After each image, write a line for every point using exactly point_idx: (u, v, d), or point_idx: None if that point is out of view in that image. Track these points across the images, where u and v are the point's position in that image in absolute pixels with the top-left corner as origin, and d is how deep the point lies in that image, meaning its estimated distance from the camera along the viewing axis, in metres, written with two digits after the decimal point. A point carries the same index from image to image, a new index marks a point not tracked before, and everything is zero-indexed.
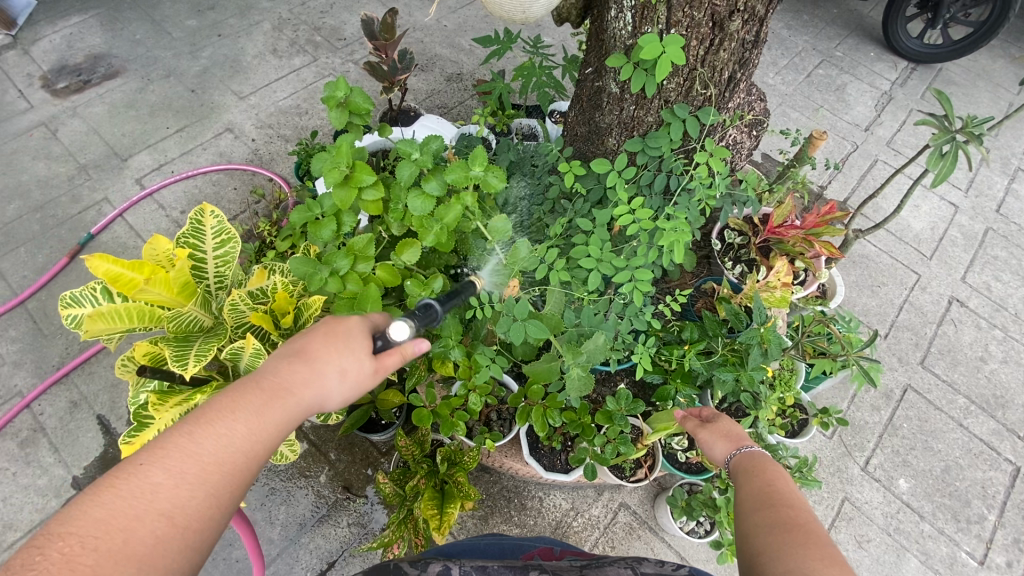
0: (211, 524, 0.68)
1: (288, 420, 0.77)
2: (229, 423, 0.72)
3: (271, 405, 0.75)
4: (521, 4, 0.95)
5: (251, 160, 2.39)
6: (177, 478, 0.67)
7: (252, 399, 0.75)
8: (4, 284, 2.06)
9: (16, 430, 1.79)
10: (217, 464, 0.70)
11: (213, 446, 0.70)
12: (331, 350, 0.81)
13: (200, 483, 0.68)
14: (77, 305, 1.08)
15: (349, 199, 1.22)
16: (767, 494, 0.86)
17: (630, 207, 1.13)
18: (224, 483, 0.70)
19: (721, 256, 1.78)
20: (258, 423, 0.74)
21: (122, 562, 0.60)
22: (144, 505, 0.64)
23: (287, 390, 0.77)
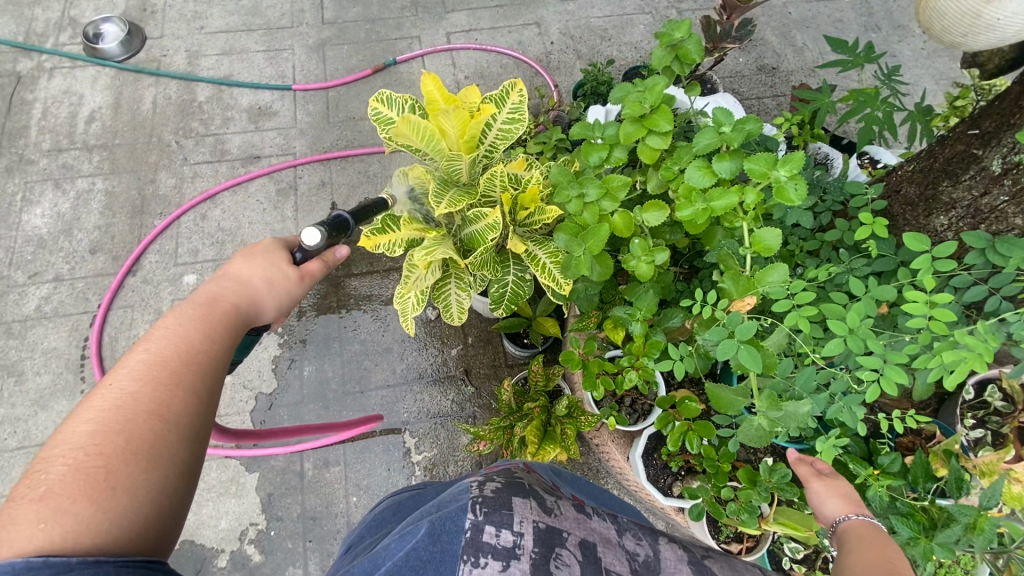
0: (197, 414, 0.78)
1: (231, 321, 0.92)
2: (173, 332, 0.84)
3: (212, 314, 0.90)
4: (968, 27, 0.79)
5: (540, 60, 2.49)
6: (144, 383, 0.76)
7: (186, 313, 0.88)
8: (322, 68, 2.48)
9: (279, 179, 2.21)
10: (178, 366, 0.80)
11: (169, 352, 0.81)
12: (253, 265, 1.03)
13: (172, 383, 0.78)
14: (387, 106, 1.24)
15: (634, 136, 1.19)
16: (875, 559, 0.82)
17: (928, 300, 0.94)
18: (195, 376, 0.81)
19: (964, 407, 1.46)
20: (203, 326, 0.87)
21: (129, 455, 0.69)
22: (129, 408, 0.73)
23: (218, 303, 0.93)
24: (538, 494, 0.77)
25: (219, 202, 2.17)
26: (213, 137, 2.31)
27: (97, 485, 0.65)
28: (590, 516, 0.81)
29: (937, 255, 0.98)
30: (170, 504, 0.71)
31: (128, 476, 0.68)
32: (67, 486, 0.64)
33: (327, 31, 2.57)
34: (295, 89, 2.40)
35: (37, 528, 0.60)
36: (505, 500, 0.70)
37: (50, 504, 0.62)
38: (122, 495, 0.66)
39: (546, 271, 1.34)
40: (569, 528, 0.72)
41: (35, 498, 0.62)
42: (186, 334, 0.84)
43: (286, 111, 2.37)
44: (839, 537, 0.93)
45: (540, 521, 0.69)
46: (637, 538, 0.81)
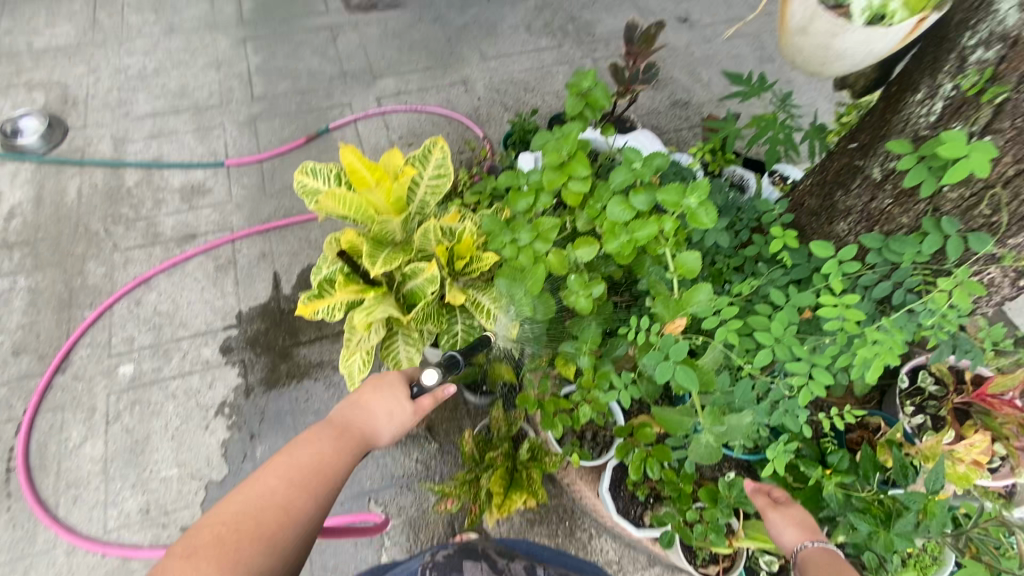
0: (310, 521, 0.89)
1: (357, 446, 1.01)
2: (317, 447, 0.96)
3: (345, 434, 1.01)
4: (822, 59, 0.89)
5: (470, 115, 2.60)
6: (286, 481, 0.90)
7: (325, 430, 1.01)
8: (254, 142, 2.49)
9: (218, 256, 2.17)
10: (310, 476, 0.92)
11: (308, 462, 0.94)
12: (380, 395, 1.07)
13: (303, 488, 0.90)
14: (313, 177, 1.27)
15: (555, 180, 1.25)
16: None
17: (839, 302, 1.01)
18: (318, 488, 0.92)
19: (903, 396, 1.54)
20: (337, 447, 0.98)
21: (254, 538, 0.82)
22: (266, 501, 0.87)
23: (352, 426, 1.03)
24: None
25: (154, 286, 2.10)
26: (145, 221, 2.26)
27: (228, 552, 0.79)
28: None
29: (841, 258, 1.06)
30: None
31: (247, 554, 0.80)
32: (206, 550, 0.79)
33: (257, 106, 2.61)
34: (228, 164, 2.40)
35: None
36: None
37: (196, 559, 0.77)
38: (240, 565, 0.78)
39: (492, 317, 1.36)
40: None
41: (185, 553, 0.78)
42: (322, 447, 0.97)
43: (220, 186, 2.36)
44: (799, 567, 0.94)
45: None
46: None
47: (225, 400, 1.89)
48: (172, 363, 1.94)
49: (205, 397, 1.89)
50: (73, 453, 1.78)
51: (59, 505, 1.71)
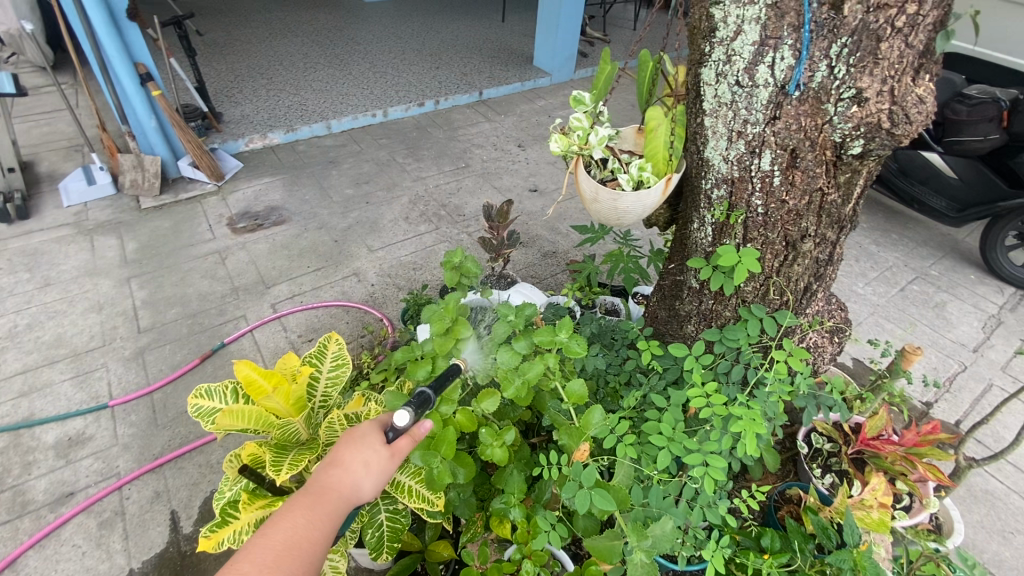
0: None
1: (336, 507, 0.98)
2: (294, 518, 0.93)
3: (321, 498, 0.97)
4: (615, 215, 1.14)
5: (367, 301, 2.77)
6: (262, 563, 0.87)
7: (302, 496, 0.97)
8: (143, 374, 2.41)
9: (102, 510, 1.93)
10: (288, 549, 0.90)
11: (285, 535, 0.91)
12: (354, 448, 1.04)
13: (280, 565, 0.88)
14: (207, 398, 1.27)
15: (445, 344, 1.38)
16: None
17: (705, 392, 1.17)
18: (297, 562, 0.89)
19: (808, 461, 1.69)
20: (314, 513, 0.95)
21: None
22: None
23: (327, 488, 0.99)
24: None
25: (19, 568, 1.78)
26: (8, 491, 1.98)
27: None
28: None
29: (696, 354, 1.25)
30: None
31: None
32: None
33: (145, 338, 2.57)
34: (112, 404, 2.27)
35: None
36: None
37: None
38: None
39: (415, 493, 1.33)
40: None
41: None
42: (299, 515, 0.94)
43: (104, 430, 2.18)
44: None
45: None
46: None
47: None
48: None
49: None
50: None
51: None
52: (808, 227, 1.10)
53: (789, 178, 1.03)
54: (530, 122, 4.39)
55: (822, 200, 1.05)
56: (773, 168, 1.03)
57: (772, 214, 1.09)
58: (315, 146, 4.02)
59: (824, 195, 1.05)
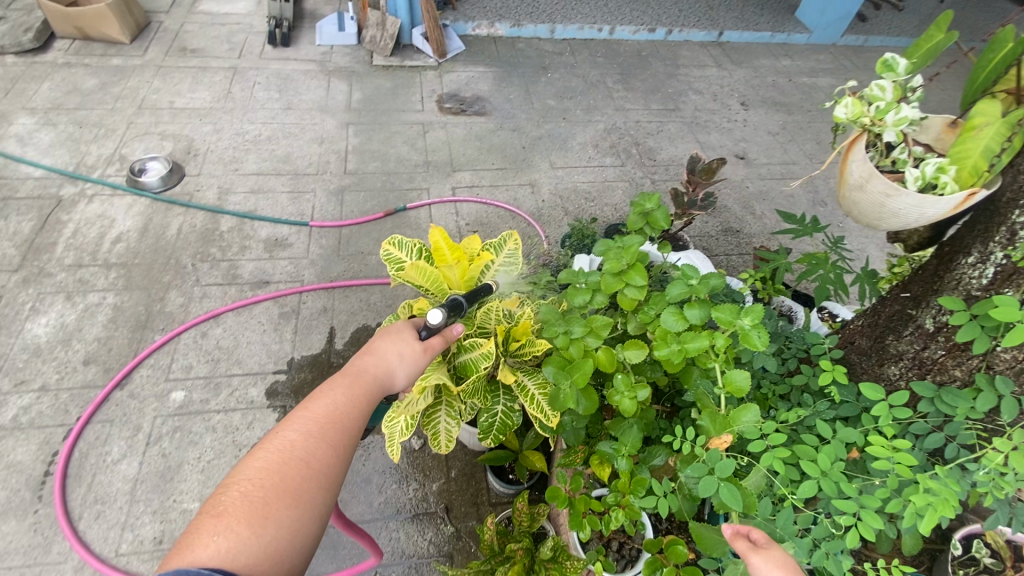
0: (335, 466, 0.91)
1: (373, 390, 1.04)
2: (331, 397, 0.99)
3: (357, 382, 1.03)
4: (877, 217, 1.01)
5: (533, 213, 2.82)
6: (305, 436, 0.92)
7: (340, 382, 1.02)
8: (338, 209, 2.77)
9: (284, 304, 2.34)
10: (326, 425, 0.94)
11: (324, 415, 0.96)
12: (388, 339, 1.11)
13: (320, 439, 0.92)
14: (397, 248, 1.40)
15: (614, 283, 1.36)
16: (756, 557, 0.87)
17: (889, 444, 1.01)
18: (335, 436, 0.94)
19: (955, 564, 1.42)
20: (351, 393, 1.01)
21: (280, 492, 0.84)
22: (286, 456, 0.88)
23: (363, 372, 1.04)
24: None
25: (222, 321, 2.26)
26: (228, 262, 2.49)
27: (256, 513, 0.80)
28: None
29: (891, 402, 1.07)
30: (303, 539, 0.83)
31: (278, 510, 0.82)
32: (235, 507, 0.80)
33: (347, 179, 2.93)
34: (311, 225, 2.66)
35: (214, 540, 0.75)
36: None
37: (224, 521, 0.78)
38: (270, 525, 0.80)
39: (536, 403, 1.39)
40: None
41: (214, 514, 0.79)
42: (337, 397, 0.99)
43: (300, 243, 2.59)
44: None
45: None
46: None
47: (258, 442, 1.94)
48: (220, 396, 2.04)
49: (242, 436, 1.95)
50: (108, 468, 1.84)
51: (81, 518, 1.74)
52: None
53: None
54: (763, 80, 3.86)
55: None
56: None
57: None
58: (534, 47, 4.00)
59: None
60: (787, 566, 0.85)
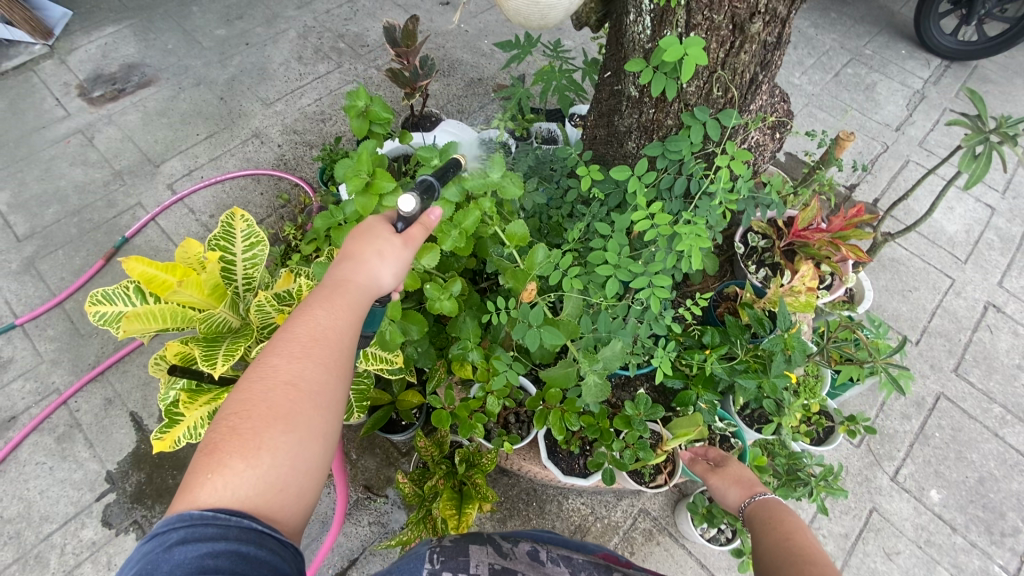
0: (329, 386, 0.75)
1: (360, 299, 0.82)
2: (310, 311, 0.78)
3: (341, 290, 0.81)
4: (541, 12, 0.93)
5: (277, 165, 2.46)
6: (287, 356, 0.74)
7: (317, 292, 0.82)
8: (44, 286, 2.14)
9: (54, 426, 1.85)
10: (308, 341, 0.76)
11: (303, 329, 0.77)
12: (361, 240, 0.87)
13: (305, 356, 0.74)
14: (109, 302, 1.11)
15: (369, 205, 1.22)
16: (712, 478, 1.29)
17: (649, 212, 1.11)
18: (325, 353, 0.76)
19: (744, 259, 1.77)
20: (333, 303, 0.80)
21: (270, 421, 0.68)
22: (270, 380, 0.71)
23: (340, 278, 0.82)
24: (496, 541, 0.92)
25: None
26: None
27: (247, 443, 0.66)
28: (545, 561, 0.90)
29: (638, 174, 1.16)
30: (306, 469, 0.69)
31: (271, 439, 0.67)
32: (227, 443, 0.66)
33: (29, 246, 2.24)
34: (21, 323, 2.04)
35: (210, 479, 0.63)
36: (463, 548, 0.86)
37: (217, 457, 0.65)
38: (266, 456, 0.66)
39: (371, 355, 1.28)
40: (522, 569, 0.86)
41: (206, 452, 0.66)
42: (316, 309, 0.78)
43: (23, 351, 2.00)
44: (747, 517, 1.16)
45: (495, 562, 0.85)
46: (590, 573, 0.90)
47: None
48: (51, 565, 1.64)
49: None
50: None
51: None
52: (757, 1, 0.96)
53: None
54: None
55: None
56: None
57: None
58: None
59: None
60: (738, 478, 1.26)
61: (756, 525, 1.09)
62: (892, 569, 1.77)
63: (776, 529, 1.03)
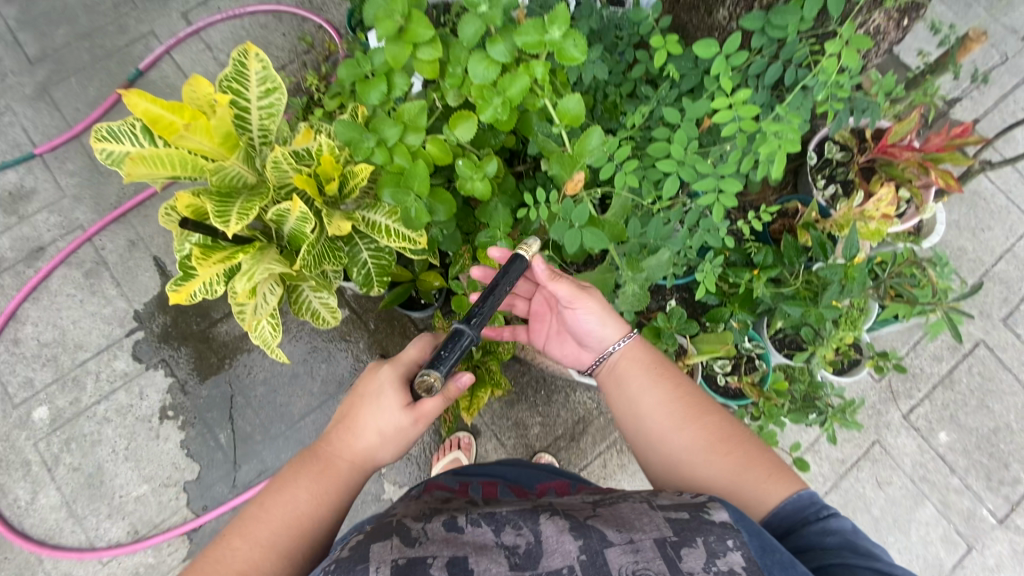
0: None
1: (350, 478, 0.83)
2: (293, 490, 0.78)
3: (333, 469, 0.83)
4: None
5: (301, 3, 2.17)
6: (250, 539, 0.73)
7: (305, 467, 0.82)
8: (59, 115, 2.04)
9: (81, 261, 1.87)
10: (278, 524, 0.75)
11: (276, 510, 0.76)
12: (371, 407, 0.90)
13: (269, 542, 0.73)
14: (115, 140, 1.01)
15: (402, 56, 1.05)
16: (577, 306, 0.97)
17: (732, 101, 0.93)
18: (293, 542, 0.74)
19: (813, 172, 1.58)
20: (320, 483, 0.80)
21: None
22: (228, 565, 0.70)
23: (339, 452, 0.85)
24: (403, 526, 0.70)
25: (26, 317, 1.82)
26: None
27: None
28: (465, 526, 0.70)
29: (727, 53, 0.96)
30: None
31: None
32: None
33: (40, 69, 2.09)
34: (40, 153, 1.97)
35: None
36: (361, 551, 0.64)
37: None
38: None
39: (393, 233, 1.16)
40: (435, 551, 0.65)
41: None
42: (302, 485, 0.79)
43: (45, 183, 1.95)
44: (614, 366, 0.95)
45: (400, 556, 0.63)
46: (516, 525, 0.69)
47: (163, 404, 1.76)
48: (88, 389, 1.76)
49: (141, 409, 1.75)
50: (29, 510, 1.67)
51: (43, 559, 1.64)
52: None
53: None
54: None
55: None
56: None
57: None
58: None
59: None
60: (608, 312, 0.97)
61: (622, 373, 0.93)
62: (879, 497, 1.82)
63: (652, 377, 0.90)
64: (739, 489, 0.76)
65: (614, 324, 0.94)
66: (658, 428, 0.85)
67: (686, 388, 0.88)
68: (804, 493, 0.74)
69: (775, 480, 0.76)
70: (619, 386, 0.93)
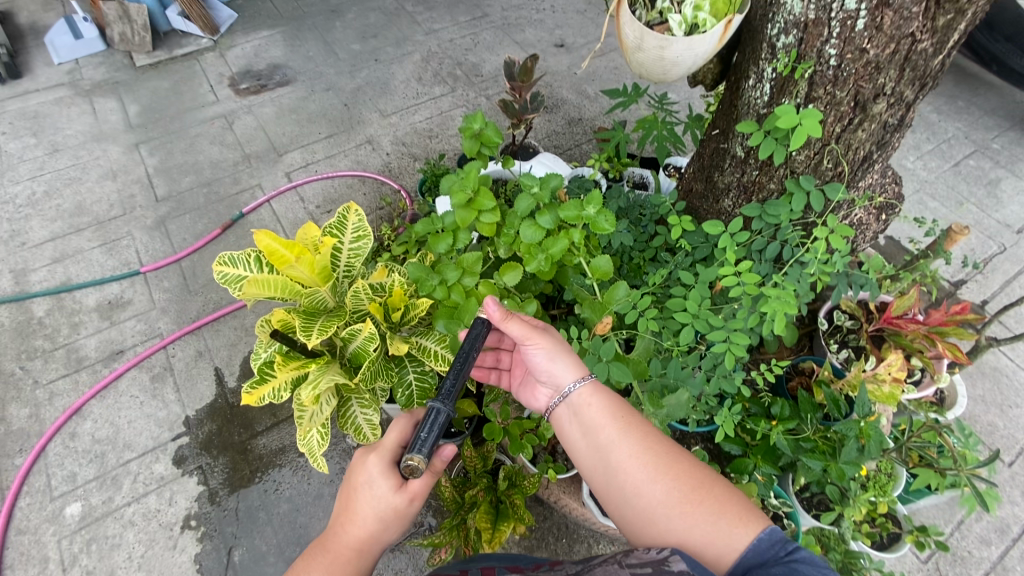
0: None
1: (359, 563, 0.88)
2: None
3: (342, 560, 0.88)
4: (663, 67, 0.98)
5: (382, 171, 2.67)
6: None
7: (316, 563, 0.87)
8: (168, 243, 2.43)
9: (151, 366, 2.07)
10: None
11: None
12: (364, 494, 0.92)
13: None
14: (232, 266, 1.26)
15: (469, 219, 1.31)
16: (529, 344, 1.01)
17: (738, 269, 1.13)
18: None
19: (826, 337, 1.71)
20: (333, 575, 0.86)
21: None
22: None
23: (343, 542, 0.89)
24: None
25: (88, 413, 1.97)
26: (64, 348, 2.13)
27: None
28: None
29: (731, 232, 1.19)
30: None
31: None
32: None
33: (164, 207, 2.55)
34: (144, 271, 2.32)
35: None
36: None
37: None
38: None
39: (441, 358, 1.31)
40: None
41: None
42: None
43: (141, 296, 2.26)
44: (575, 411, 0.96)
45: None
46: None
47: (188, 513, 1.79)
48: (123, 489, 1.82)
49: (166, 515, 1.78)
50: None
51: None
52: (884, 83, 0.97)
53: (876, 20, 0.89)
54: None
55: (911, 48, 0.91)
56: (859, 7, 0.89)
57: (846, 67, 0.95)
58: None
59: (914, 42, 0.91)
60: (566, 356, 1.00)
61: (589, 421, 0.93)
62: None
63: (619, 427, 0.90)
64: (716, 542, 0.80)
65: (565, 363, 0.97)
66: (630, 481, 0.86)
67: (651, 435, 0.90)
68: (766, 535, 0.80)
69: (739, 524, 0.81)
70: (586, 432, 0.93)
